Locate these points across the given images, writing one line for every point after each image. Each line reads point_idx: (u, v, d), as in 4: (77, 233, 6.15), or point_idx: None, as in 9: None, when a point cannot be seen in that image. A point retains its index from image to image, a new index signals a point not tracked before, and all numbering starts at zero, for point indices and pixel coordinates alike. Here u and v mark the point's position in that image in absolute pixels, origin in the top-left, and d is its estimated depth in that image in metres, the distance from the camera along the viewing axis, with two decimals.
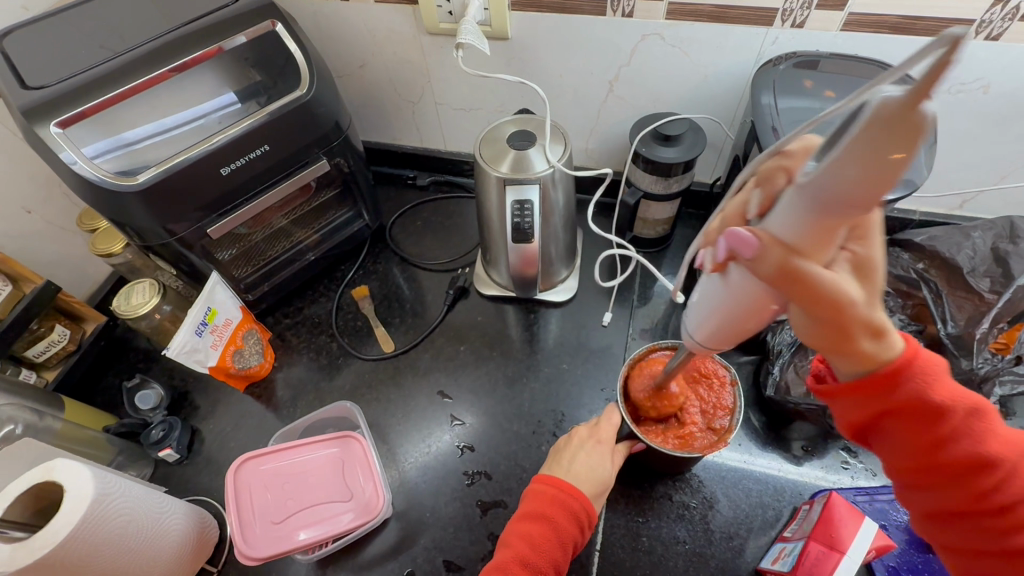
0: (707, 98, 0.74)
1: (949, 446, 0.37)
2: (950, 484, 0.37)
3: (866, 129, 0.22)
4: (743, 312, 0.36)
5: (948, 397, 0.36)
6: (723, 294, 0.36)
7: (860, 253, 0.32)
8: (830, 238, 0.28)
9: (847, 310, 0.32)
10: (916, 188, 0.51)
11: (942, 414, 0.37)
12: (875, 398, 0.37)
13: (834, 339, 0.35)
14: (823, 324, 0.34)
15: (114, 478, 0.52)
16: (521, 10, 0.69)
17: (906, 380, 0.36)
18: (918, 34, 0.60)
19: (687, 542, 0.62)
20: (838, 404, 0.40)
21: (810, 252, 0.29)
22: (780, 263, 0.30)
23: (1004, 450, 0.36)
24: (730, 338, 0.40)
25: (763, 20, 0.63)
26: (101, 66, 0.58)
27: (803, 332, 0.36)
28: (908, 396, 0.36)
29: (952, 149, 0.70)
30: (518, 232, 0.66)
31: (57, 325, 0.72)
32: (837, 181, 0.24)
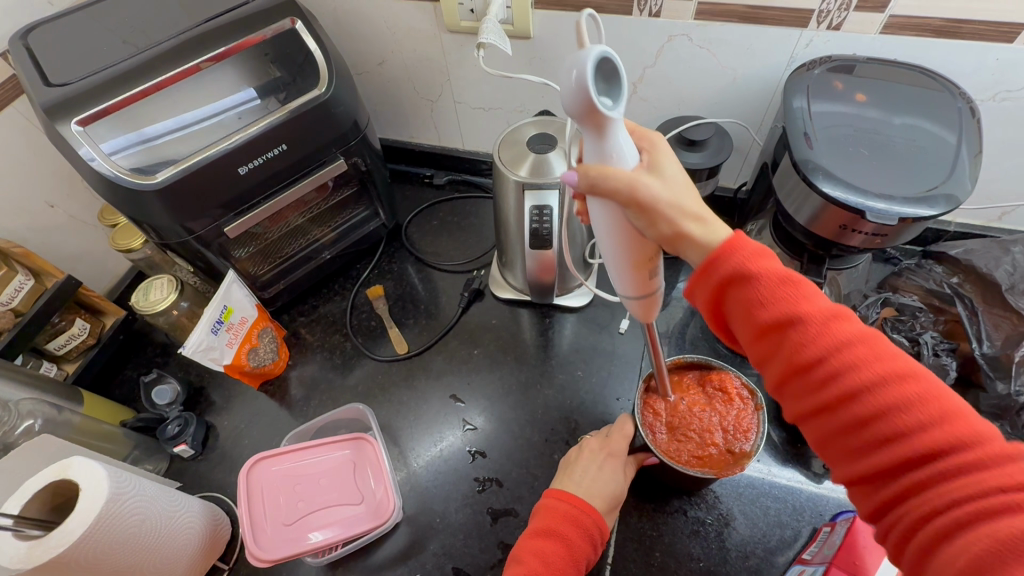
0: (735, 102, 0.71)
1: (762, 312, 0.37)
2: (773, 353, 0.38)
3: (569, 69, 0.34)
4: (614, 237, 0.41)
5: (760, 268, 0.37)
6: (596, 230, 0.42)
7: (652, 161, 0.40)
8: (609, 143, 0.37)
9: (657, 199, 0.37)
10: (959, 205, 0.48)
11: (753, 283, 0.37)
12: (704, 278, 0.39)
13: (665, 231, 0.39)
14: (649, 218, 0.38)
15: (128, 476, 0.52)
16: (545, 9, 0.68)
17: (721, 260, 0.38)
18: (964, 38, 0.56)
19: (702, 559, 0.60)
20: (693, 294, 0.42)
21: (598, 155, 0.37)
22: (589, 175, 0.37)
23: (813, 308, 0.36)
24: (636, 276, 0.43)
25: (797, 22, 0.60)
26: (123, 63, 0.58)
27: (653, 240, 0.40)
28: (722, 270, 0.38)
29: (994, 159, 0.67)
30: (536, 238, 0.65)
31: (77, 319, 0.73)
32: (577, 103, 0.34)
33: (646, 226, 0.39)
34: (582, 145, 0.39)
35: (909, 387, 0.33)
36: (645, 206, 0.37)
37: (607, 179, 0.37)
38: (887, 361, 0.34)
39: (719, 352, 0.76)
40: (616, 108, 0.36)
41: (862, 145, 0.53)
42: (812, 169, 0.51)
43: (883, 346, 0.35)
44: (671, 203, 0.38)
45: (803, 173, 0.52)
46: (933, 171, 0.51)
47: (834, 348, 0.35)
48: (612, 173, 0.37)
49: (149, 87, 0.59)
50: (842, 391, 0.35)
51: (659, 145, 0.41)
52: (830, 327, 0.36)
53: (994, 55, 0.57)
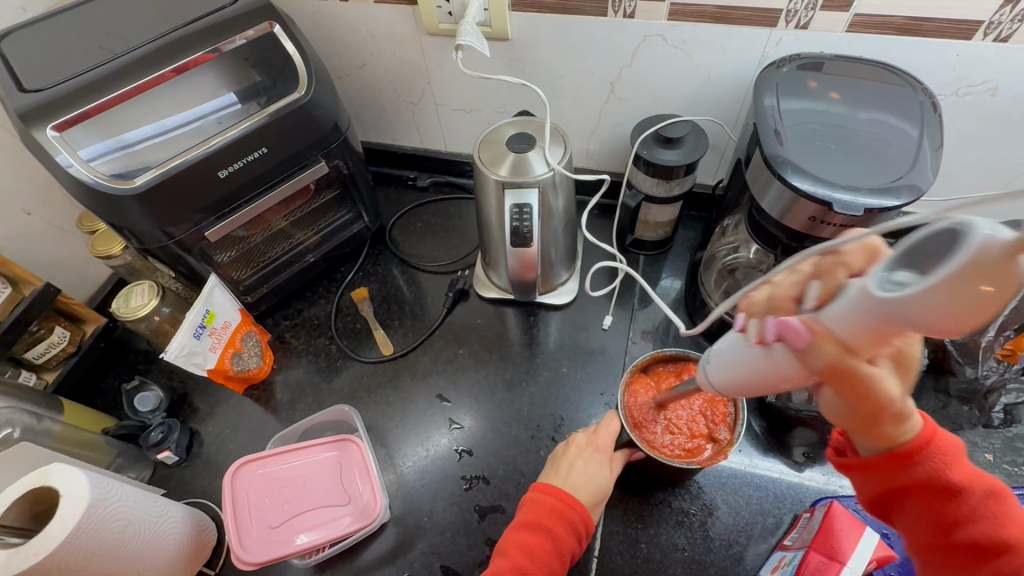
0: (710, 99, 0.73)
1: (959, 527, 0.38)
2: (961, 563, 0.38)
3: (959, 270, 0.22)
4: (769, 380, 0.37)
5: (961, 477, 0.39)
6: (756, 366, 0.37)
7: (906, 351, 0.36)
8: (883, 345, 0.31)
9: (880, 402, 0.36)
10: (922, 194, 0.50)
11: (957, 494, 0.39)
12: (894, 475, 0.40)
13: (859, 420, 0.38)
14: (856, 412, 0.37)
15: (110, 483, 0.51)
16: (522, 11, 0.69)
17: (921, 458, 0.39)
18: (925, 35, 0.58)
19: (686, 549, 0.61)
20: (858, 477, 0.42)
21: (859, 354, 0.32)
22: (837, 361, 0.33)
23: (1022, 535, 0.36)
24: (743, 395, 0.42)
25: (767, 21, 0.62)
26: (100, 67, 0.58)
27: (834, 411, 0.39)
28: (921, 473, 0.39)
29: (959, 153, 0.69)
30: (517, 237, 0.66)
31: (57, 327, 0.72)
32: (912, 313, 0.25)
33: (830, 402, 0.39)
34: (835, 305, 0.30)
35: None
36: (850, 399, 0.36)
37: (839, 372, 0.34)
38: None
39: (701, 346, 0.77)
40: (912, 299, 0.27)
41: (829, 140, 0.55)
42: (782, 163, 0.53)
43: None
44: (891, 404, 0.37)
45: (773, 168, 0.53)
46: (897, 163, 0.52)
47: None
48: (864, 377, 0.34)
49: (127, 92, 0.59)
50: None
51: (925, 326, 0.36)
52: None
53: (954, 51, 0.59)
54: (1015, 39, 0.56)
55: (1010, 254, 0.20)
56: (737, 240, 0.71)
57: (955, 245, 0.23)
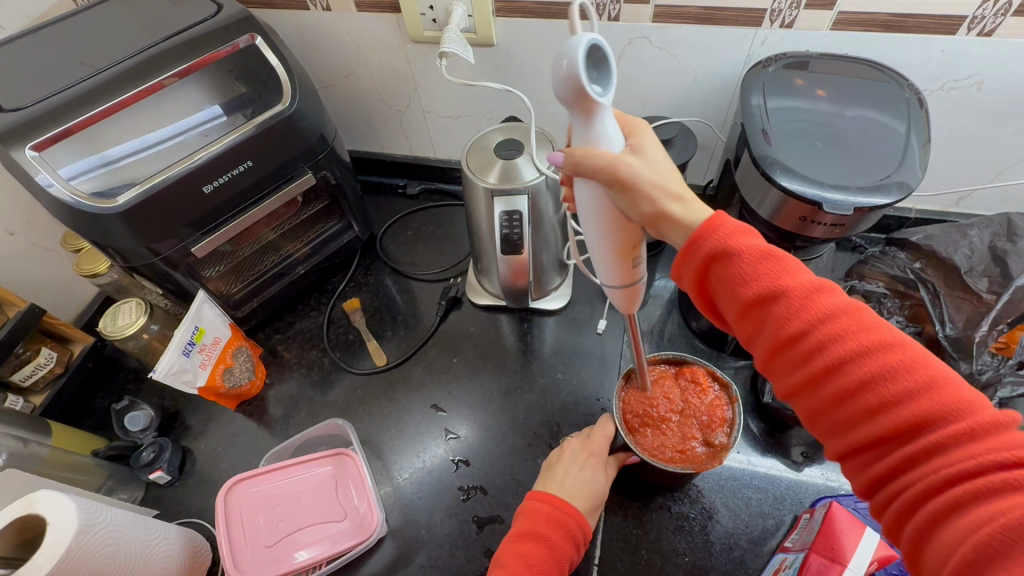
0: (698, 100, 0.73)
1: (750, 294, 0.37)
2: (757, 326, 0.37)
3: (554, 68, 0.35)
4: (607, 222, 0.41)
5: (742, 243, 0.37)
6: (583, 212, 0.42)
7: (635, 145, 0.40)
8: (594, 124, 0.37)
9: (641, 181, 0.38)
10: (911, 191, 0.50)
11: (734, 259, 0.37)
12: (691, 258, 0.39)
13: (646, 210, 0.40)
14: (638, 201, 0.39)
15: (99, 507, 0.50)
16: (506, 16, 0.68)
17: (704, 237, 0.38)
18: (909, 32, 0.59)
19: (687, 554, 0.61)
20: (678, 272, 0.41)
21: (587, 139, 0.38)
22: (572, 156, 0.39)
23: (801, 285, 0.35)
24: (623, 265, 0.44)
25: (751, 21, 0.62)
26: (80, 84, 0.57)
27: (633, 220, 0.41)
28: (713, 250, 0.38)
29: (946, 147, 0.70)
30: (507, 243, 0.65)
31: (43, 348, 0.71)
32: (561, 85, 0.35)
33: (629, 207, 0.40)
34: (573, 130, 0.40)
35: (923, 374, 0.31)
36: (628, 187, 0.38)
37: (589, 165, 0.38)
38: (871, 330, 0.33)
39: (696, 348, 0.77)
40: (605, 94, 0.36)
41: (817, 138, 0.55)
42: (770, 164, 0.52)
43: (871, 317, 0.34)
44: (654, 183, 0.39)
45: (762, 168, 0.53)
46: (885, 161, 0.52)
47: (816, 317, 0.34)
48: (598, 153, 0.38)
49: (110, 108, 0.58)
50: (826, 363, 0.33)
51: (642, 130, 0.41)
52: (812, 299, 0.35)
53: (938, 46, 0.59)
54: (999, 33, 0.57)
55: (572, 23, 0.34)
56: None
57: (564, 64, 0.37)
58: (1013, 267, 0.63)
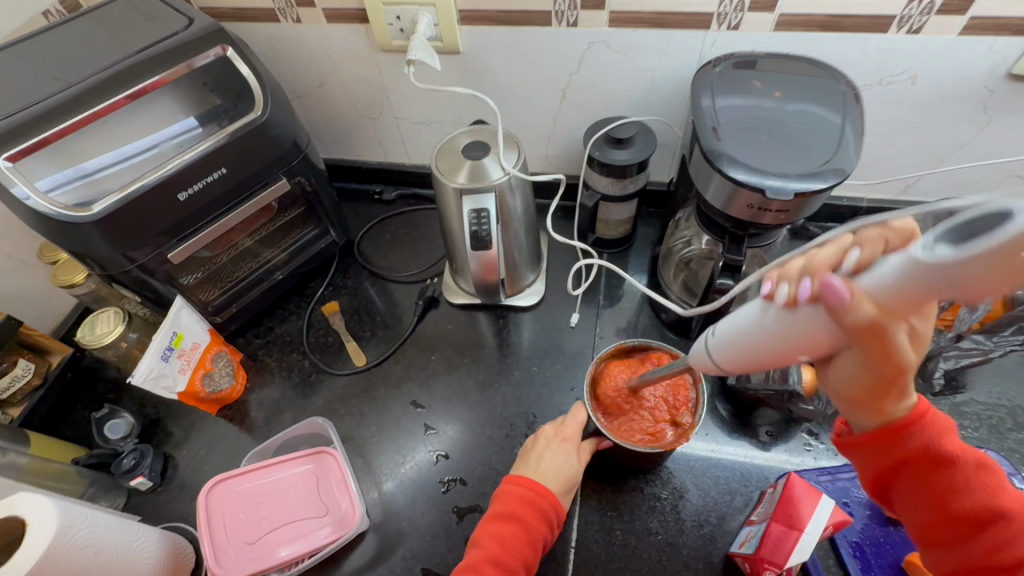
0: (657, 101, 0.76)
1: (956, 497, 0.41)
2: (959, 537, 0.40)
3: (1002, 240, 0.24)
4: (790, 355, 0.38)
5: (951, 449, 0.42)
6: (783, 329, 0.36)
7: (920, 331, 0.37)
8: (919, 309, 0.31)
9: (894, 377, 0.38)
10: (847, 176, 0.53)
11: (948, 465, 0.41)
12: (891, 448, 0.42)
13: (871, 391, 0.40)
14: (875, 385, 0.39)
15: (78, 509, 0.51)
16: (471, 24, 0.71)
17: (915, 432, 0.42)
18: (846, 31, 0.63)
19: (660, 533, 0.63)
20: (859, 456, 0.45)
21: (895, 313, 0.32)
22: (865, 321, 0.33)
23: (1014, 504, 0.39)
24: (747, 369, 0.41)
25: (700, 24, 0.65)
26: (53, 97, 0.58)
27: (840, 381, 0.40)
28: (916, 446, 0.42)
29: (890, 138, 0.74)
30: (477, 240, 0.67)
31: (21, 359, 0.71)
32: (956, 281, 0.26)
33: (850, 375, 0.39)
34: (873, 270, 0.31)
35: None
36: (884, 370, 0.37)
37: (876, 336, 0.34)
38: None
39: (666, 337, 0.80)
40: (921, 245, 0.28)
41: (761, 131, 0.58)
42: (718, 157, 0.56)
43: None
44: (906, 377, 0.38)
45: (712, 161, 0.56)
46: (824, 150, 0.56)
47: None
48: (898, 339, 0.35)
49: (85, 118, 0.59)
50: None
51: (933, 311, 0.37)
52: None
53: (873, 44, 0.63)
54: (926, 31, 0.61)
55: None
56: (689, 232, 0.74)
57: (989, 225, 0.25)
58: None
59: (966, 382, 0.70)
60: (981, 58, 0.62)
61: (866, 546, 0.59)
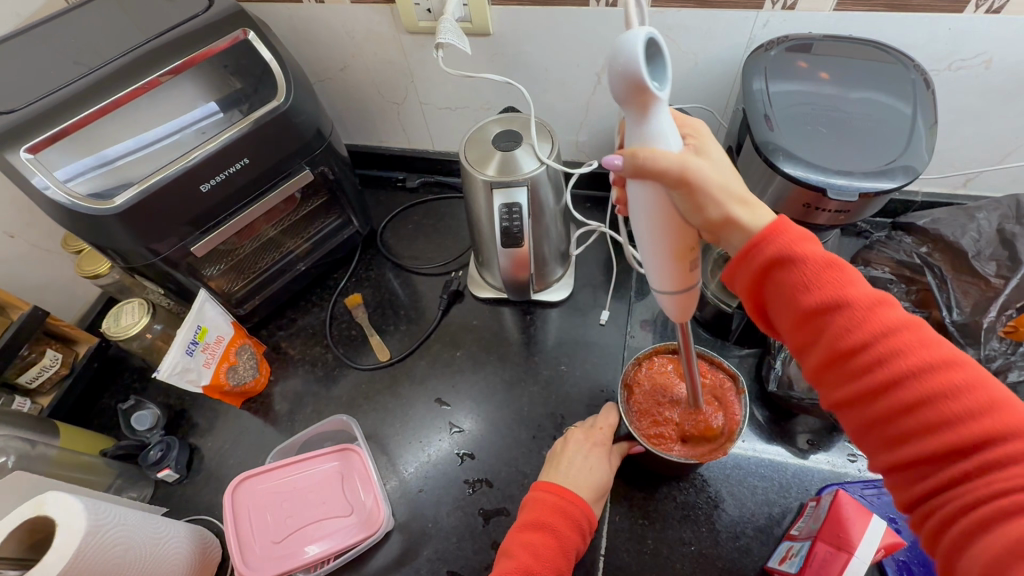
0: (700, 86, 0.71)
1: (806, 298, 0.38)
2: (812, 338, 0.38)
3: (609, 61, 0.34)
4: (652, 227, 0.39)
5: (804, 252, 0.38)
6: (637, 219, 0.40)
7: (698, 146, 0.40)
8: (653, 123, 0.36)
9: (709, 183, 0.38)
10: (918, 175, 0.49)
11: (795, 268, 0.38)
12: (746, 261, 0.40)
13: (714, 213, 0.39)
14: (697, 200, 0.38)
15: (107, 508, 0.51)
16: (502, 4, 0.67)
17: (763, 241, 0.39)
18: (916, 11, 0.57)
19: (694, 544, 0.61)
20: (731, 281, 0.43)
21: (645, 139, 0.36)
22: (645, 162, 0.36)
23: (858, 295, 0.37)
24: (679, 271, 0.40)
25: (752, 4, 0.60)
26: (77, 82, 0.57)
27: (698, 224, 0.40)
28: (768, 254, 0.39)
29: (955, 129, 0.68)
30: (507, 237, 0.65)
31: (48, 350, 0.71)
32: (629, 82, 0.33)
33: (693, 212, 0.39)
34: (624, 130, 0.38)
35: (953, 374, 0.33)
36: (702, 189, 0.38)
37: (659, 165, 0.36)
38: (930, 347, 0.34)
39: (701, 337, 0.76)
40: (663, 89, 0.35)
41: (820, 123, 0.54)
42: (773, 151, 0.52)
43: (928, 333, 0.35)
44: (723, 186, 0.39)
45: (765, 155, 0.52)
46: (891, 145, 0.51)
47: (879, 332, 0.35)
48: (670, 156, 0.36)
49: (106, 107, 0.57)
50: (882, 375, 0.35)
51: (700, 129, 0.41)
52: (873, 312, 0.36)
53: (945, 25, 0.58)
54: (1008, 10, 0.55)
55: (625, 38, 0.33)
56: None
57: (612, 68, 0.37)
58: (1021, 251, 0.62)
59: None
60: None
61: (914, 566, 0.55)
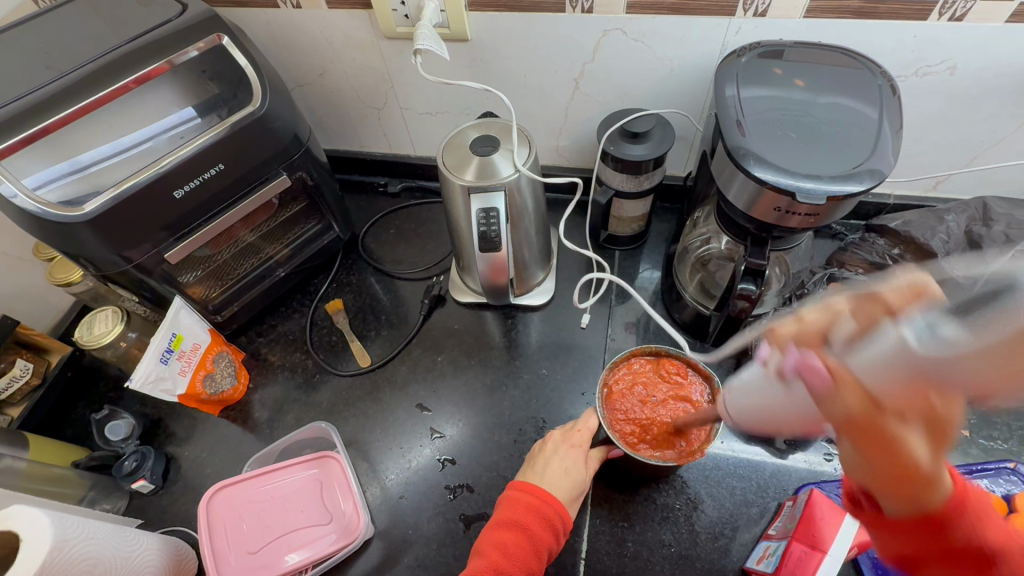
0: (676, 90, 0.72)
1: None
2: None
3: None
4: (788, 417, 0.38)
5: (1004, 546, 0.33)
6: (781, 401, 0.37)
7: (941, 415, 0.29)
8: (918, 396, 0.29)
9: (912, 471, 0.32)
10: (884, 178, 0.50)
11: (996, 564, 0.32)
12: (922, 535, 0.34)
13: (891, 489, 0.34)
14: (881, 475, 0.33)
15: (74, 521, 0.49)
16: (479, 11, 0.68)
17: (956, 525, 0.33)
18: (883, 18, 0.58)
19: (673, 545, 0.61)
20: (884, 535, 0.37)
21: (893, 402, 0.30)
22: (864, 414, 0.31)
23: None
24: (763, 429, 0.43)
25: (725, 11, 0.61)
26: (45, 87, 0.55)
27: (857, 475, 0.35)
28: (961, 541, 0.33)
29: (923, 133, 0.70)
30: (485, 241, 0.64)
31: (18, 360, 0.70)
32: (960, 377, 0.26)
33: (852, 469, 0.35)
34: (861, 339, 0.31)
35: None
36: (894, 476, 0.33)
37: (876, 431, 0.31)
38: None
39: (680, 340, 0.77)
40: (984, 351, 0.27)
41: (790, 128, 0.55)
42: (744, 155, 0.52)
43: None
44: (924, 480, 0.32)
45: (736, 160, 0.53)
46: (859, 149, 0.52)
47: None
48: (899, 438, 0.31)
49: (76, 111, 0.56)
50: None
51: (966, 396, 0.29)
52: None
53: (910, 32, 0.59)
54: (970, 18, 0.57)
55: None
56: (709, 231, 0.71)
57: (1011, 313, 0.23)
58: (988, 252, 0.63)
59: None
60: None
61: None
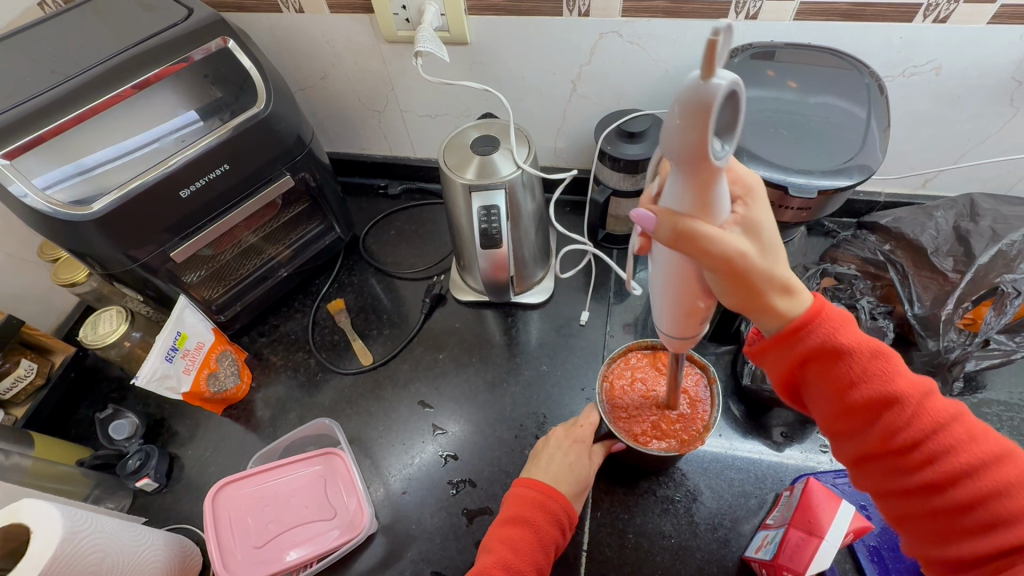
0: (671, 91, 0.74)
1: (854, 389, 0.40)
2: (862, 425, 0.40)
3: (682, 107, 0.29)
4: (676, 290, 0.41)
5: (850, 341, 0.40)
6: (660, 274, 0.41)
7: (746, 216, 0.38)
8: (707, 196, 0.34)
9: (752, 272, 0.38)
10: (872, 173, 0.52)
11: (849, 358, 0.40)
12: (789, 346, 0.42)
13: (749, 298, 0.40)
14: (733, 283, 0.38)
15: (84, 514, 0.50)
16: (478, 15, 0.69)
17: (809, 328, 0.41)
18: (870, 20, 0.60)
19: (674, 536, 0.62)
20: (767, 359, 0.44)
21: (696, 211, 0.35)
22: (676, 231, 0.35)
23: (908, 387, 0.39)
24: (690, 324, 0.44)
25: (717, 13, 0.63)
26: (52, 90, 0.56)
27: (725, 298, 0.41)
28: (815, 343, 0.41)
29: (911, 132, 0.72)
30: (487, 238, 0.66)
31: (23, 360, 0.70)
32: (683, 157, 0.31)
33: (724, 292, 0.40)
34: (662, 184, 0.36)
35: (1006, 469, 0.36)
36: (738, 276, 0.37)
37: (713, 250, 0.36)
38: (980, 440, 0.37)
39: None
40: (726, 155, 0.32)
41: (781, 126, 0.57)
42: (738, 152, 0.54)
43: (975, 425, 0.38)
44: (765, 271, 0.38)
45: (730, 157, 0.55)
46: (848, 145, 0.54)
47: (930, 426, 0.38)
48: (719, 242, 0.35)
49: (82, 114, 0.57)
50: (938, 470, 0.37)
51: (756, 194, 0.38)
52: (926, 406, 0.39)
53: (897, 34, 0.61)
54: (954, 20, 0.58)
55: (711, 53, 0.26)
56: None
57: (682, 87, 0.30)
58: (976, 246, 0.65)
59: (983, 382, 0.70)
60: (1009, 48, 0.60)
61: (884, 551, 0.57)
